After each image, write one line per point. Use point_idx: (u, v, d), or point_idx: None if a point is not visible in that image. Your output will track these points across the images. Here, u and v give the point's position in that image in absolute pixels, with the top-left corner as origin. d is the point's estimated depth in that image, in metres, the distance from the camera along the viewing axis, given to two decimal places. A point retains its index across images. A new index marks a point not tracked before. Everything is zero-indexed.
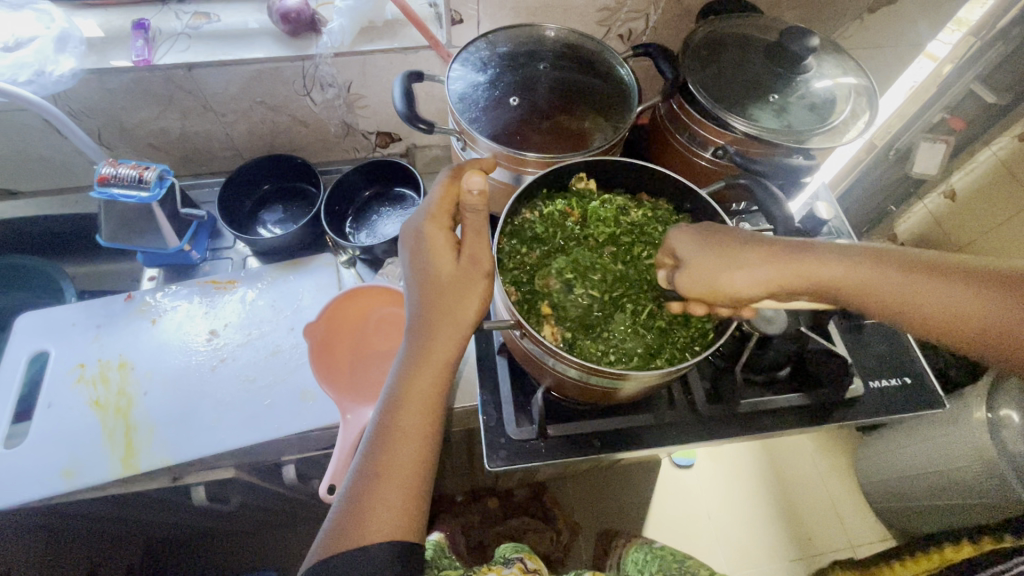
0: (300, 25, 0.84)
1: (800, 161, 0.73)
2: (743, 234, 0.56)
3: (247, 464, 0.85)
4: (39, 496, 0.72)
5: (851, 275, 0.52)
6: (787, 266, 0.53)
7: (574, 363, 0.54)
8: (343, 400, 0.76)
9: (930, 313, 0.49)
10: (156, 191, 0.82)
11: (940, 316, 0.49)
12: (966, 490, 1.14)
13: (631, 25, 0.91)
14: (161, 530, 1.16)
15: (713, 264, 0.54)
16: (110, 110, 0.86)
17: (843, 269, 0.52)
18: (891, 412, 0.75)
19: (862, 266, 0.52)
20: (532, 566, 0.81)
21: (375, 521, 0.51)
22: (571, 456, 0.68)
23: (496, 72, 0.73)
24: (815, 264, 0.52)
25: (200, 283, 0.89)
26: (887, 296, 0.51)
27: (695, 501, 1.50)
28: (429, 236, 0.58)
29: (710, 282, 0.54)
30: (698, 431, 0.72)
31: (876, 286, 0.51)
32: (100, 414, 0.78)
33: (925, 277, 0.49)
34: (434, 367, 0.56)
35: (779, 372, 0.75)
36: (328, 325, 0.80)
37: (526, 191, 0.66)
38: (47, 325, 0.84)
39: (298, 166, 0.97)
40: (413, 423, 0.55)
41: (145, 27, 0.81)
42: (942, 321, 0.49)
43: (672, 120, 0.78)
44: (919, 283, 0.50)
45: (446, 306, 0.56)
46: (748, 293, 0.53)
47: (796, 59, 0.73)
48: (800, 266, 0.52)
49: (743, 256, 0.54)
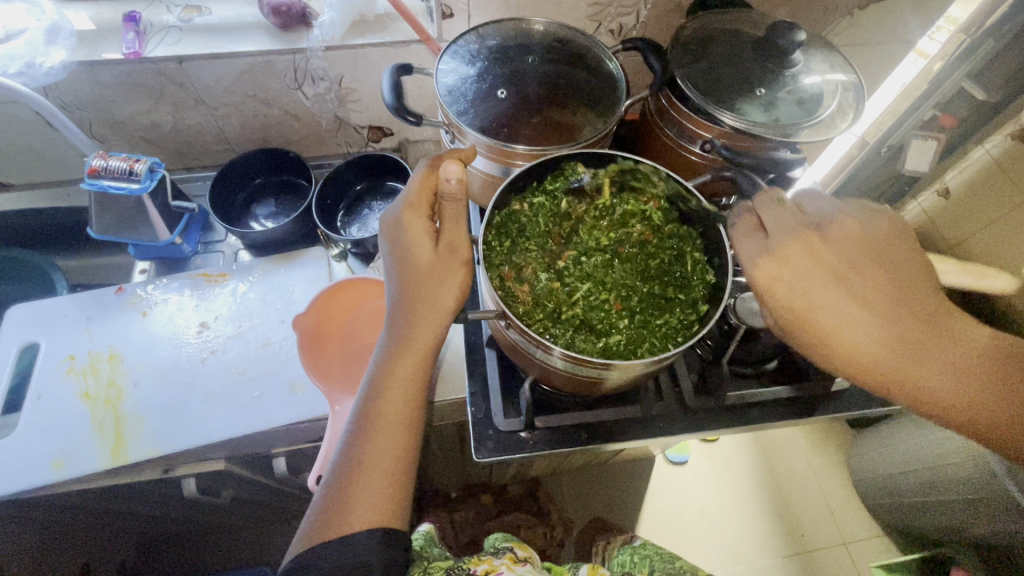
0: (291, 18, 0.84)
1: (787, 154, 0.73)
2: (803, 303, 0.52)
3: (238, 456, 0.85)
4: (29, 486, 0.72)
5: (951, 389, 0.49)
6: (890, 356, 0.49)
7: (561, 354, 0.55)
8: (333, 392, 0.76)
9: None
10: (146, 183, 0.82)
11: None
12: (955, 486, 1.14)
13: (622, 20, 0.91)
14: (153, 524, 1.16)
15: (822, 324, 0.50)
16: (101, 103, 0.87)
17: (955, 381, 0.49)
18: (878, 405, 0.75)
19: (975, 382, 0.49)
20: (523, 555, 0.81)
21: (357, 509, 0.52)
22: (558, 446, 0.69)
23: (485, 66, 0.73)
24: (918, 365, 0.49)
25: (191, 276, 0.89)
26: (980, 416, 0.48)
27: (688, 496, 1.51)
28: (407, 225, 0.58)
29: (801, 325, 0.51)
30: (685, 423, 0.72)
31: (981, 408, 0.48)
32: (90, 405, 0.78)
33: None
34: (416, 355, 0.57)
35: (767, 364, 0.76)
36: (318, 317, 0.81)
37: (514, 182, 0.65)
38: (37, 317, 0.84)
39: (290, 159, 0.97)
40: (396, 411, 0.55)
41: (136, 19, 0.81)
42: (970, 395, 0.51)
43: (660, 114, 0.78)
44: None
45: (426, 295, 0.56)
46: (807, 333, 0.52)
47: (783, 54, 0.74)
48: (909, 363, 0.49)
49: (848, 312, 0.50)
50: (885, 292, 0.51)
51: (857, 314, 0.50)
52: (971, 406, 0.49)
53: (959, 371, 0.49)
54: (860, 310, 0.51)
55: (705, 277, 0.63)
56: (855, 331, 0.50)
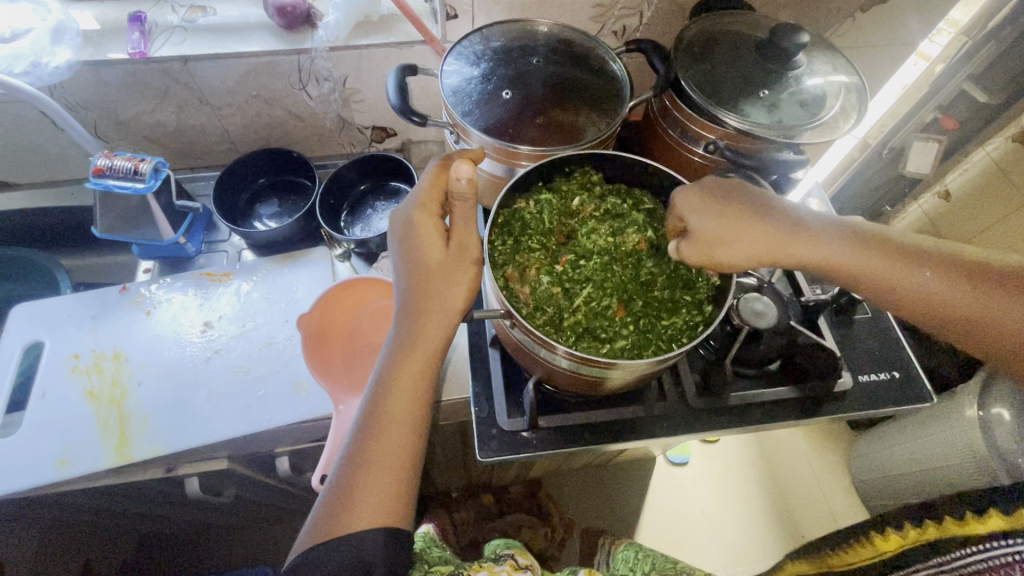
0: (296, 18, 0.84)
1: (790, 155, 0.73)
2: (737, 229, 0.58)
3: (241, 455, 0.86)
4: (33, 485, 0.72)
5: (844, 257, 0.57)
6: (778, 240, 0.58)
7: (564, 352, 0.55)
8: (337, 391, 0.76)
9: (912, 295, 0.55)
10: (151, 182, 0.82)
11: (916, 298, 0.55)
12: (956, 487, 1.14)
13: (625, 21, 0.91)
14: (154, 523, 1.16)
15: (725, 236, 0.56)
16: (106, 102, 0.87)
17: (833, 249, 0.58)
18: (881, 405, 0.75)
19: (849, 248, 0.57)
20: (523, 562, 0.82)
21: (363, 507, 0.52)
22: (561, 447, 0.69)
23: (489, 66, 0.73)
24: (799, 243, 0.58)
25: (195, 276, 0.89)
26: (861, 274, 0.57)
27: (688, 497, 1.51)
28: (417, 224, 0.59)
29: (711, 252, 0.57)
30: (687, 424, 0.73)
31: (861, 267, 0.57)
32: (94, 404, 0.78)
33: (923, 269, 0.55)
34: (424, 354, 0.57)
35: (769, 365, 0.76)
36: (322, 316, 0.81)
37: (517, 185, 0.66)
38: (41, 315, 0.84)
39: (294, 160, 0.97)
40: (404, 409, 0.56)
41: (141, 19, 0.81)
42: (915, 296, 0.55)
43: (664, 116, 0.79)
44: (907, 273, 0.55)
45: (435, 294, 0.57)
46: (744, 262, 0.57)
47: (786, 56, 0.74)
48: (796, 243, 0.58)
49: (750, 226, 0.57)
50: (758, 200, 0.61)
51: (755, 227, 0.58)
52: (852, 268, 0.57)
53: (847, 244, 0.58)
54: (751, 211, 0.59)
55: (709, 280, 0.64)
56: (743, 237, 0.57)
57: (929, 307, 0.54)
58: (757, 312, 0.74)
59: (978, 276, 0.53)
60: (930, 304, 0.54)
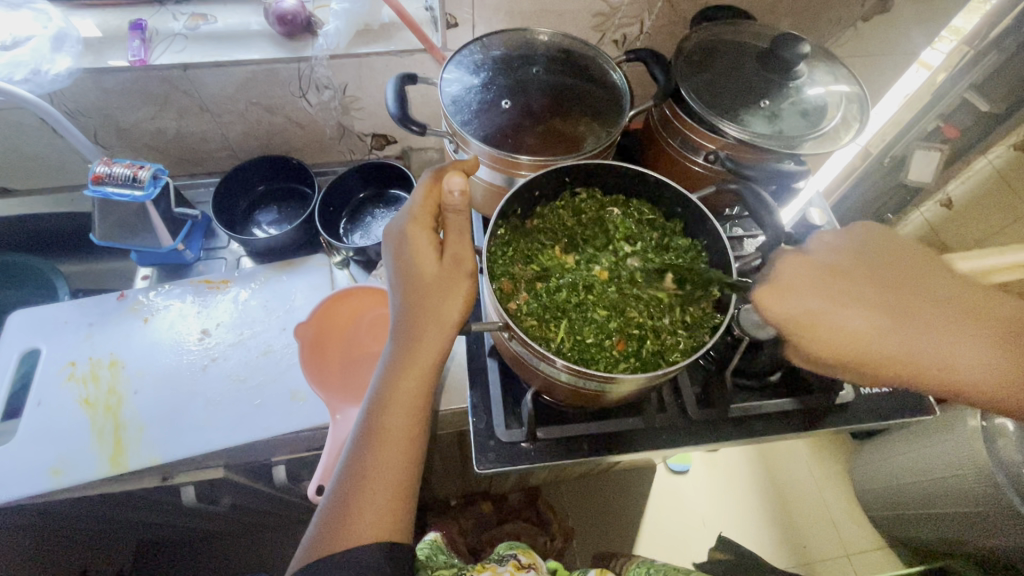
0: (297, 27, 0.84)
1: (790, 166, 0.73)
2: (848, 304, 0.55)
3: (237, 464, 0.85)
4: (28, 494, 0.72)
5: (963, 353, 0.52)
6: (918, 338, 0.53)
7: (563, 366, 0.54)
8: (334, 401, 0.75)
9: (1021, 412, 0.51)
10: (150, 190, 0.82)
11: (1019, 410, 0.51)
12: (960, 499, 1.13)
13: (625, 30, 0.91)
14: (150, 530, 1.15)
15: (817, 315, 0.55)
16: (106, 110, 0.87)
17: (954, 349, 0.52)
18: (883, 418, 0.75)
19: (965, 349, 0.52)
20: (527, 561, 0.81)
21: (359, 523, 0.51)
22: (559, 458, 0.68)
23: (488, 76, 0.73)
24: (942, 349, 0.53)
25: (193, 283, 0.89)
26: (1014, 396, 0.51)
27: (689, 507, 1.50)
28: (412, 237, 0.58)
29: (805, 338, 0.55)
30: (688, 436, 0.72)
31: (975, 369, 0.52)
32: (90, 412, 0.78)
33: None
34: (421, 368, 0.56)
35: (770, 376, 0.75)
36: (319, 324, 0.80)
37: (515, 195, 0.66)
38: (38, 323, 0.84)
39: (294, 167, 0.97)
40: (399, 424, 0.55)
41: (142, 27, 0.81)
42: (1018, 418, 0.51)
43: (664, 125, 0.78)
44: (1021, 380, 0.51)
45: (431, 308, 0.56)
46: (838, 343, 0.54)
47: (788, 66, 0.73)
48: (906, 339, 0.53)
49: (841, 308, 0.55)
50: (858, 257, 0.59)
51: (852, 307, 0.55)
52: (966, 368, 0.52)
53: (969, 335, 0.53)
54: (838, 295, 0.55)
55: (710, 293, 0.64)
56: (872, 322, 0.54)
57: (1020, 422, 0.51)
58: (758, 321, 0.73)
59: None
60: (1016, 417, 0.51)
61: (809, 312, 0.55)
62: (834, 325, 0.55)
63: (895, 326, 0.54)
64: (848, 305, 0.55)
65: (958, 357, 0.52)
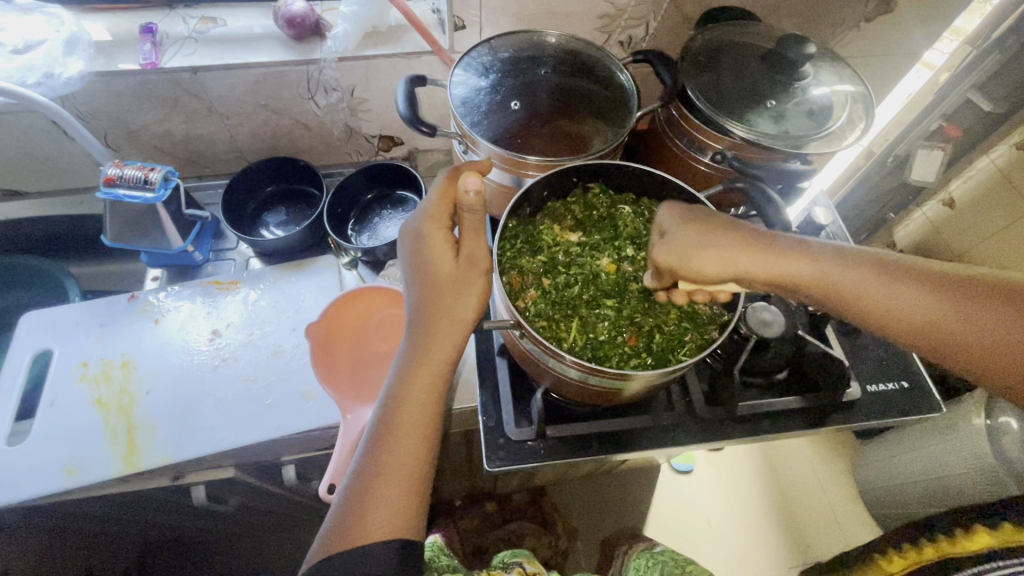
0: (305, 30, 0.85)
1: (797, 165, 0.74)
2: (730, 234, 0.56)
3: (247, 463, 0.85)
4: (42, 493, 0.73)
5: (854, 278, 0.52)
6: (785, 262, 0.55)
7: (572, 363, 0.55)
8: (345, 400, 0.76)
9: (932, 331, 0.49)
10: (160, 192, 0.83)
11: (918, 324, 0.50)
12: (965, 497, 1.13)
13: (631, 32, 0.92)
14: (157, 531, 1.16)
15: (694, 239, 0.56)
16: (116, 112, 0.88)
17: (841, 273, 0.53)
18: (889, 416, 0.75)
19: (860, 273, 0.52)
20: (531, 570, 0.81)
21: (374, 519, 0.52)
22: (569, 456, 0.69)
23: (497, 77, 0.74)
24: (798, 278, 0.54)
25: (202, 284, 0.89)
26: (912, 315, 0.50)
27: (693, 506, 1.50)
28: (427, 236, 0.59)
29: (681, 265, 0.56)
30: (696, 434, 0.73)
31: (860, 291, 0.52)
32: (102, 412, 0.78)
33: (928, 293, 0.49)
34: (434, 366, 0.57)
35: (777, 375, 0.76)
36: (330, 324, 0.81)
37: (525, 195, 0.66)
38: (50, 324, 0.85)
39: (301, 169, 0.98)
40: (413, 421, 0.56)
41: (152, 31, 0.82)
42: (938, 333, 0.48)
43: (671, 125, 0.79)
44: (918, 297, 0.50)
45: (446, 306, 0.57)
46: (721, 269, 0.55)
47: (793, 66, 0.74)
48: (792, 266, 0.54)
49: (721, 239, 0.56)
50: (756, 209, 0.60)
51: (736, 238, 0.56)
52: (865, 289, 0.52)
53: (858, 263, 0.53)
54: (736, 225, 0.57)
55: None
56: (752, 251, 0.55)
57: (944, 341, 0.49)
58: (764, 321, 0.74)
59: (996, 302, 0.47)
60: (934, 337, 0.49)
61: (685, 241, 0.56)
62: (710, 252, 0.55)
63: (773, 252, 0.55)
64: (729, 234, 0.56)
65: (855, 283, 0.52)
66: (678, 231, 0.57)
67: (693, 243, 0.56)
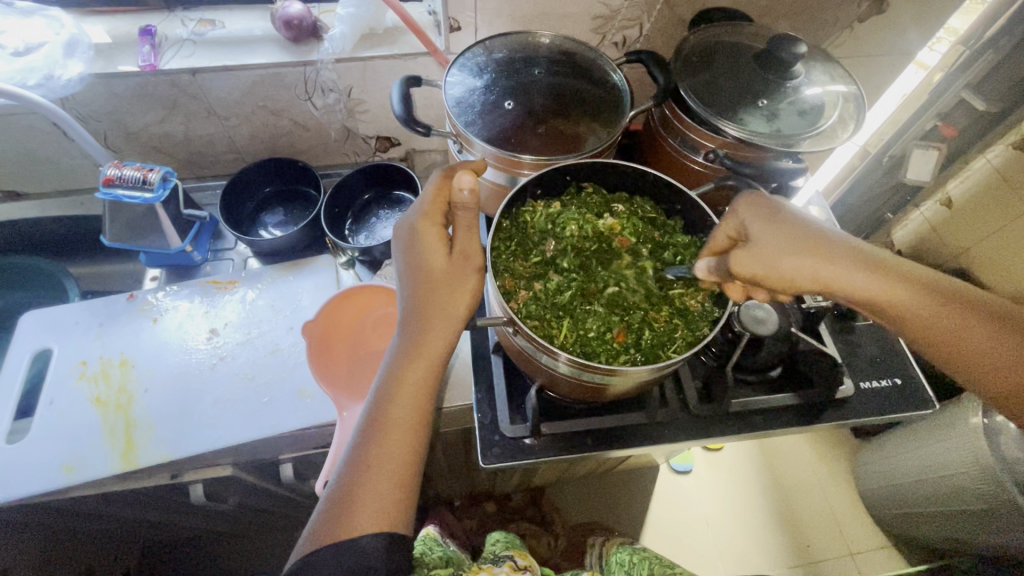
0: (302, 31, 0.86)
1: (789, 164, 0.75)
2: (800, 241, 0.56)
3: (244, 462, 0.86)
4: (40, 491, 0.73)
5: (901, 293, 0.54)
6: (847, 277, 0.55)
7: (566, 360, 0.55)
8: (340, 398, 0.77)
9: (969, 353, 0.53)
10: (159, 192, 0.83)
11: (963, 348, 0.53)
12: (963, 496, 1.13)
13: (625, 33, 0.92)
14: (157, 529, 1.17)
15: (766, 251, 0.56)
16: (116, 114, 0.88)
17: (890, 288, 0.55)
18: (883, 412, 0.75)
19: (899, 288, 0.55)
20: (522, 564, 0.82)
21: (365, 512, 0.52)
22: (563, 453, 0.69)
23: (491, 77, 0.75)
24: (858, 273, 0.55)
25: (201, 284, 0.90)
26: (951, 338, 0.53)
27: (691, 505, 1.51)
28: (421, 233, 0.60)
29: (760, 271, 0.56)
30: (690, 430, 0.73)
31: (907, 306, 0.54)
32: (101, 410, 0.79)
33: (969, 319, 0.53)
34: (426, 361, 0.58)
35: (771, 372, 0.76)
36: (326, 324, 0.82)
37: (517, 194, 0.67)
38: (50, 324, 0.85)
39: (298, 169, 0.99)
40: (404, 415, 0.56)
41: (152, 33, 0.83)
42: (975, 358, 0.52)
43: (664, 125, 0.80)
44: (957, 320, 0.53)
45: (439, 303, 0.58)
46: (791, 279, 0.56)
47: (785, 66, 0.75)
48: (857, 277, 0.55)
49: (794, 249, 0.55)
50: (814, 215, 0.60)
51: (806, 248, 0.56)
52: (911, 308, 0.54)
53: (908, 280, 0.55)
54: (798, 227, 0.57)
55: (710, 288, 0.65)
56: (818, 261, 0.55)
57: (980, 363, 0.52)
58: (757, 318, 0.76)
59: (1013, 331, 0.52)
60: (965, 358, 0.53)
61: (761, 249, 0.56)
62: (780, 264, 0.55)
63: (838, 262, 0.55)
64: (797, 243, 0.56)
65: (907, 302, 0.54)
66: (753, 238, 0.57)
67: (768, 250, 0.56)
